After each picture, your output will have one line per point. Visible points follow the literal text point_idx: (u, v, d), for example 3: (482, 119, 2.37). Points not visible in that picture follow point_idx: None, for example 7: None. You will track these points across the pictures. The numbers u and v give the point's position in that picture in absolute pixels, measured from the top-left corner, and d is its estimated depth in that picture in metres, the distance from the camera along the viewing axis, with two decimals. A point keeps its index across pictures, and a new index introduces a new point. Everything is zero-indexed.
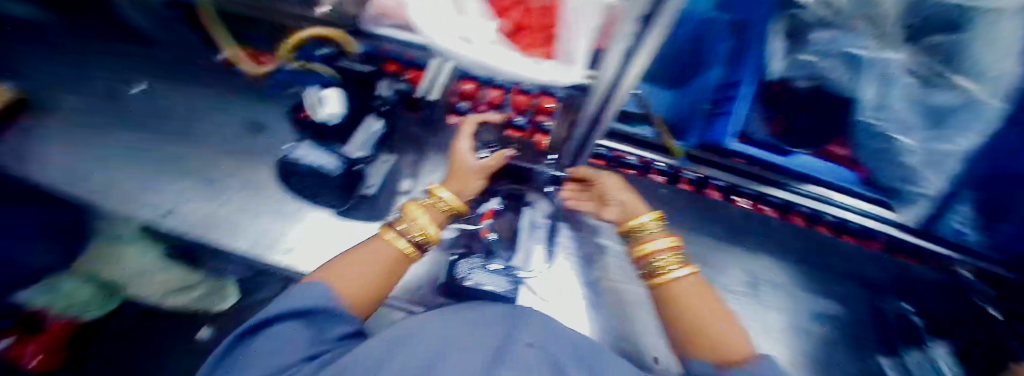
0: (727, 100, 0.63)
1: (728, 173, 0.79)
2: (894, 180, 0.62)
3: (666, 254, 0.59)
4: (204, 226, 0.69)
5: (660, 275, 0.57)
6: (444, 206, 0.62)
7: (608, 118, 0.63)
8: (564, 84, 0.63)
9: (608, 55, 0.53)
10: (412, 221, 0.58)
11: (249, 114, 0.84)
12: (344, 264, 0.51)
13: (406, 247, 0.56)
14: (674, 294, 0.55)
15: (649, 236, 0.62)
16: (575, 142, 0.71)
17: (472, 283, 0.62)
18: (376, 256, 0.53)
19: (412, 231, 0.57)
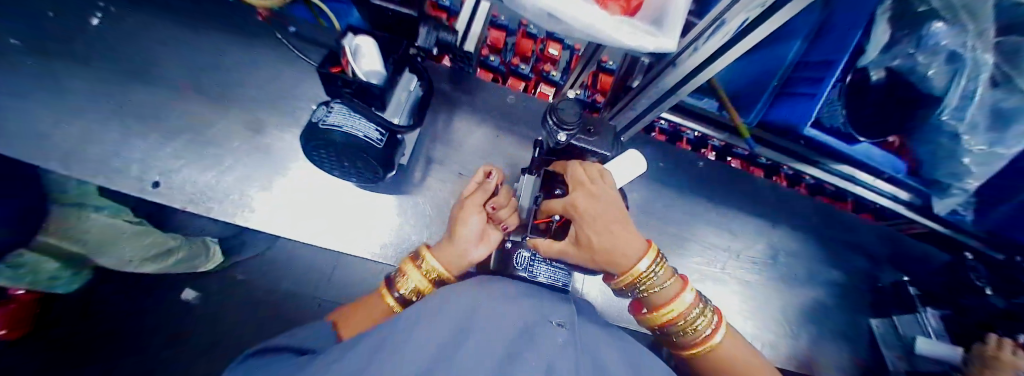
0: (806, 81, 0.65)
1: (772, 150, 0.83)
2: (943, 172, 0.66)
3: (696, 310, 0.47)
4: (204, 197, 0.59)
5: (696, 337, 0.47)
6: (431, 274, 0.49)
7: (682, 95, 0.58)
8: (648, 50, 0.49)
9: (718, 27, 0.43)
10: (409, 280, 0.49)
11: (238, 58, 0.70)
12: (352, 313, 0.49)
13: (393, 302, 0.50)
14: (726, 357, 0.47)
15: (667, 292, 0.47)
16: (636, 113, 0.69)
17: (527, 274, 0.49)
18: (372, 308, 0.49)
19: (402, 288, 0.50)
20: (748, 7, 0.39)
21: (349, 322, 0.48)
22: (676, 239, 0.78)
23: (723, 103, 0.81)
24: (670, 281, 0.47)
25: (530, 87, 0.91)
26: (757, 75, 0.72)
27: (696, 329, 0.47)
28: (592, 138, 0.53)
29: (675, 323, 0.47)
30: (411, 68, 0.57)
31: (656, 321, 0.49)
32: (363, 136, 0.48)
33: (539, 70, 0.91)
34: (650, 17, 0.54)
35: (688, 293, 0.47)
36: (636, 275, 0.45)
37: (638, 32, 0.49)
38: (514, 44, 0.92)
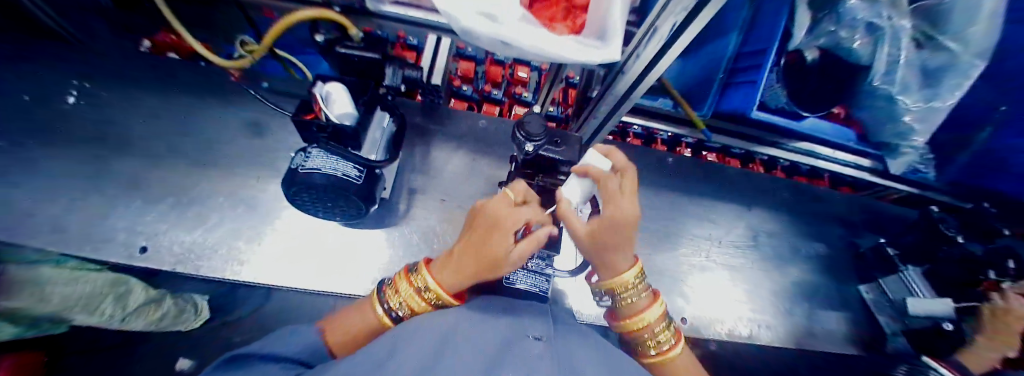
0: (750, 70, 0.70)
1: (733, 138, 0.87)
2: (888, 134, 0.71)
3: (659, 325, 0.49)
4: (193, 257, 0.60)
5: (653, 351, 0.48)
6: (427, 299, 0.42)
7: (637, 98, 0.62)
8: (592, 61, 0.52)
9: (652, 32, 0.48)
10: (400, 296, 0.43)
11: (216, 117, 0.73)
12: (340, 317, 0.44)
13: (382, 314, 0.44)
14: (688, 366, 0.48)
15: (637, 303, 0.50)
16: (599, 120, 0.73)
17: (507, 282, 0.52)
18: (359, 315, 0.44)
19: (396, 304, 0.43)
20: (672, 13, 0.43)
21: (337, 323, 0.43)
22: (659, 234, 0.80)
23: (676, 100, 0.83)
24: (638, 296, 0.50)
25: (505, 109, 0.94)
26: (704, 70, 0.77)
27: (655, 343, 0.48)
28: (560, 148, 0.56)
29: (642, 335, 0.49)
30: (383, 106, 0.61)
31: (625, 330, 0.51)
32: (342, 175, 0.51)
33: (511, 93, 0.95)
34: (594, 31, 0.59)
35: (656, 307, 0.49)
36: (618, 283, 0.48)
37: (584, 46, 0.54)
38: (485, 72, 0.93)
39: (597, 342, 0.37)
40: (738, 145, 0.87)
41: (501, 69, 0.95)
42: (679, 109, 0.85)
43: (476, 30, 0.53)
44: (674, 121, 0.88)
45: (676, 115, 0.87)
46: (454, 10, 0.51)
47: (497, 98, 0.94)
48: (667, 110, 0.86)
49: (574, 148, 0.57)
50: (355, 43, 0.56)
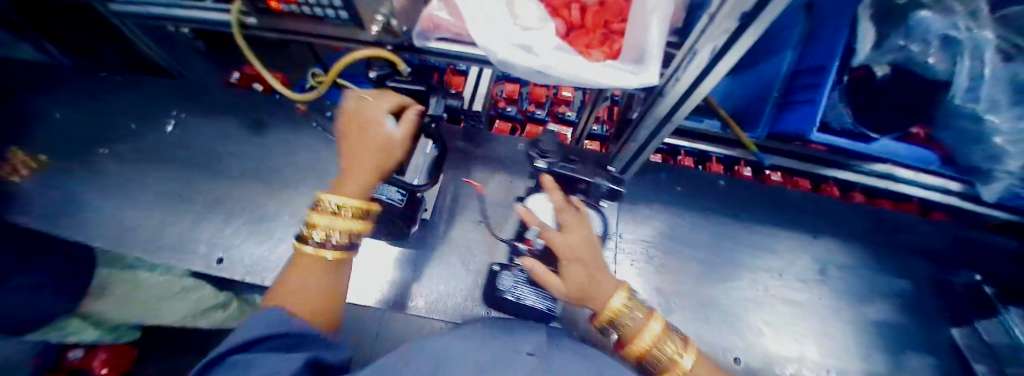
0: (807, 89, 0.66)
1: (791, 160, 0.82)
2: (978, 156, 0.62)
3: (667, 339, 0.39)
4: (261, 268, 0.67)
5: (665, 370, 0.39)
6: (349, 214, 0.43)
7: (678, 120, 0.59)
8: (631, 87, 0.51)
9: (693, 58, 0.46)
10: (320, 228, 0.42)
11: (284, 142, 0.82)
12: (283, 279, 0.40)
13: (332, 253, 0.43)
14: None
15: (635, 323, 0.41)
16: (639, 143, 0.71)
17: (514, 298, 0.59)
18: (296, 270, 0.41)
19: (324, 237, 0.42)
20: (711, 37, 0.41)
21: (285, 284, 0.39)
22: (702, 261, 0.76)
23: (725, 121, 0.79)
24: (634, 318, 0.41)
25: (548, 129, 0.96)
26: (756, 90, 0.72)
27: (669, 358, 0.39)
28: (575, 165, 0.62)
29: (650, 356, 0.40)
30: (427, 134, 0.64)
31: (635, 355, 0.41)
32: (386, 199, 0.56)
33: (554, 112, 0.98)
34: (632, 56, 0.58)
35: (655, 322, 0.40)
36: (608, 313, 0.41)
37: (620, 72, 0.53)
38: (529, 92, 0.97)
39: (600, 366, 0.30)
40: (797, 167, 0.82)
41: (546, 90, 0.97)
42: (728, 130, 0.80)
43: (512, 61, 0.54)
44: (718, 142, 0.84)
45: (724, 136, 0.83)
46: (490, 45, 0.54)
47: (540, 118, 0.97)
48: (714, 131, 0.82)
49: (589, 166, 0.63)
50: (404, 78, 0.61)
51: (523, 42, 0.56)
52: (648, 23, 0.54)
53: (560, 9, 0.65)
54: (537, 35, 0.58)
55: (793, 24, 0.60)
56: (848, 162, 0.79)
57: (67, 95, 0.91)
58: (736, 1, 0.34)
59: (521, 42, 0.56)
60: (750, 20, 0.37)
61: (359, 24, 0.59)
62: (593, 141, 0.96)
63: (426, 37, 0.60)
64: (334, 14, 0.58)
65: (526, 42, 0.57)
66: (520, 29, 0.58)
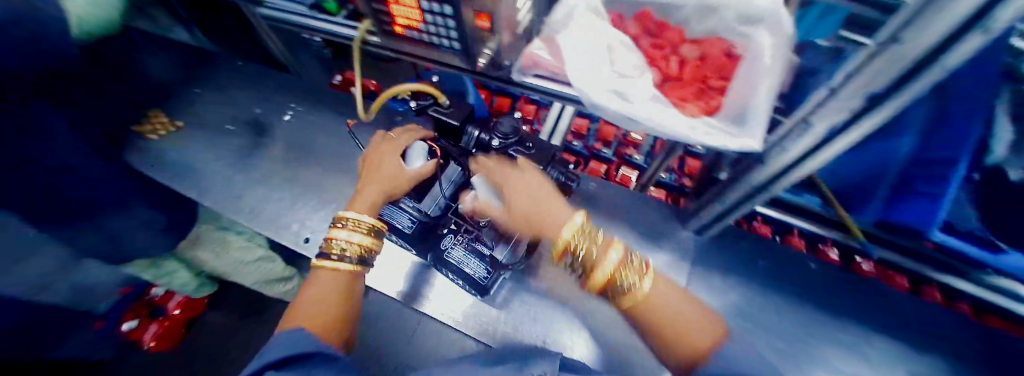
0: (923, 182, 0.60)
1: (890, 251, 0.75)
2: None
3: (622, 262, 0.47)
4: None
5: (627, 292, 0.46)
6: (364, 227, 0.59)
7: (776, 192, 0.58)
8: (733, 147, 0.52)
9: (812, 128, 0.47)
10: (342, 240, 0.58)
11: None
12: (302, 301, 0.51)
13: (348, 266, 0.56)
14: (661, 315, 0.44)
15: (592, 252, 0.49)
16: (723, 206, 0.70)
17: (453, 260, 0.76)
18: (320, 288, 0.53)
19: (342, 248, 0.57)
20: (834, 112, 0.44)
21: (306, 295, 0.52)
22: (782, 349, 0.72)
23: (827, 198, 0.75)
24: (584, 235, 0.50)
25: (612, 169, 0.96)
26: (864, 172, 0.69)
27: (625, 280, 0.46)
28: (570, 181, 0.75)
29: (607, 281, 0.47)
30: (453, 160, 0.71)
31: (596, 287, 0.49)
32: None
33: (622, 153, 0.98)
34: (732, 118, 0.57)
35: (613, 250, 0.48)
36: (564, 242, 0.51)
37: (721, 133, 0.54)
38: (597, 129, 0.99)
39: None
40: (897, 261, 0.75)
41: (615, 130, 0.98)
42: (829, 209, 0.76)
43: (606, 106, 0.56)
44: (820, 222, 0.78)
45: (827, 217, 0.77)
46: (587, 89, 0.56)
47: (606, 156, 0.98)
48: (813, 209, 0.78)
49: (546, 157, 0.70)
50: (445, 108, 0.68)
51: (620, 89, 0.59)
52: (755, 87, 0.54)
53: (657, 60, 0.64)
54: (632, 84, 0.59)
55: (916, 112, 0.57)
56: (967, 269, 0.70)
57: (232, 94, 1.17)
58: (871, 75, 0.38)
59: (615, 88, 0.58)
60: (881, 101, 0.39)
61: (466, 57, 0.65)
62: (659, 189, 0.94)
63: (524, 73, 0.66)
64: (447, 43, 0.64)
65: (626, 90, 0.59)
66: (617, 76, 0.61)
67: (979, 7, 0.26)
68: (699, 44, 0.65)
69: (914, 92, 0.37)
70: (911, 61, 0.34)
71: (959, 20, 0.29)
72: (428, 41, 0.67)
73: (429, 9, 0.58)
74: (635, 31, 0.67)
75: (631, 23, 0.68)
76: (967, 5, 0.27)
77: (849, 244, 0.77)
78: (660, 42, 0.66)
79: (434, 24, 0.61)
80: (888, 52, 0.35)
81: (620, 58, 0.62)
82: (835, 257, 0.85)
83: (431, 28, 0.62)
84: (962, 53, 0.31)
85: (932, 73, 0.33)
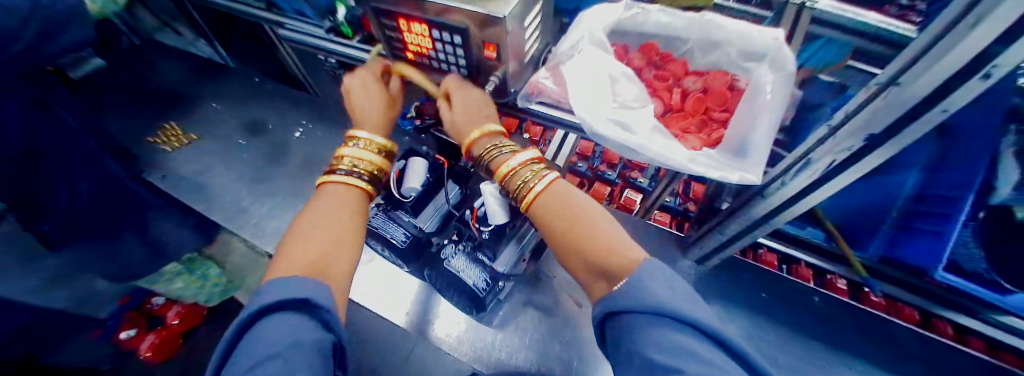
0: (926, 219, 0.60)
1: (901, 289, 0.74)
2: None
3: (528, 167, 0.53)
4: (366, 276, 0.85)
5: (526, 193, 0.51)
6: (369, 145, 0.59)
7: (777, 224, 0.60)
8: (730, 180, 0.53)
9: (813, 164, 0.48)
10: (347, 161, 0.57)
11: None
12: (309, 222, 0.49)
13: (363, 183, 0.57)
14: (563, 205, 0.49)
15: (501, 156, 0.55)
16: (726, 236, 0.71)
17: (454, 268, 0.78)
18: (331, 201, 0.53)
19: (352, 166, 0.57)
20: (835, 150, 0.45)
21: (317, 211, 0.51)
22: None
23: (832, 234, 0.75)
24: (489, 142, 0.57)
25: (616, 192, 0.93)
26: (867, 209, 0.67)
27: (525, 182, 0.51)
28: None
29: (508, 178, 0.53)
30: (454, 177, 0.79)
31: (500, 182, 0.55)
32: None
33: (626, 177, 0.92)
34: (734, 151, 0.58)
35: (518, 155, 0.54)
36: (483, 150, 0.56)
37: (722, 165, 0.55)
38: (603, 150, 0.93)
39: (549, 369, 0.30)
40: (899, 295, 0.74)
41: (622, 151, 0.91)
42: (834, 243, 0.77)
43: (607, 136, 0.58)
44: (819, 253, 0.81)
45: (830, 250, 0.79)
46: (588, 118, 0.58)
47: (609, 179, 0.93)
48: (815, 241, 0.79)
49: None
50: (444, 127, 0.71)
51: (621, 118, 0.60)
52: (756, 121, 0.55)
53: (659, 90, 0.66)
54: (634, 114, 0.61)
55: (915, 154, 0.53)
56: (976, 307, 0.67)
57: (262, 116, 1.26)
58: (871, 116, 0.40)
59: (616, 117, 0.60)
60: (879, 143, 0.41)
61: (476, 82, 0.69)
62: (664, 212, 0.95)
63: (529, 99, 0.68)
64: (457, 70, 0.68)
65: (628, 120, 0.60)
66: (618, 105, 0.62)
67: (977, 55, 0.29)
68: (701, 76, 0.67)
69: (914, 135, 0.38)
70: (909, 105, 0.36)
71: (954, 69, 0.31)
72: (438, 66, 0.70)
73: (440, 38, 0.62)
74: (639, 61, 0.68)
75: (635, 55, 0.69)
76: (964, 56, 0.29)
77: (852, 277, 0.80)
78: (663, 73, 0.67)
79: (444, 51, 0.65)
80: (889, 96, 0.37)
81: (623, 87, 0.63)
82: (845, 288, 0.83)
83: (440, 55, 0.66)
84: (961, 99, 0.32)
85: (933, 115, 0.35)
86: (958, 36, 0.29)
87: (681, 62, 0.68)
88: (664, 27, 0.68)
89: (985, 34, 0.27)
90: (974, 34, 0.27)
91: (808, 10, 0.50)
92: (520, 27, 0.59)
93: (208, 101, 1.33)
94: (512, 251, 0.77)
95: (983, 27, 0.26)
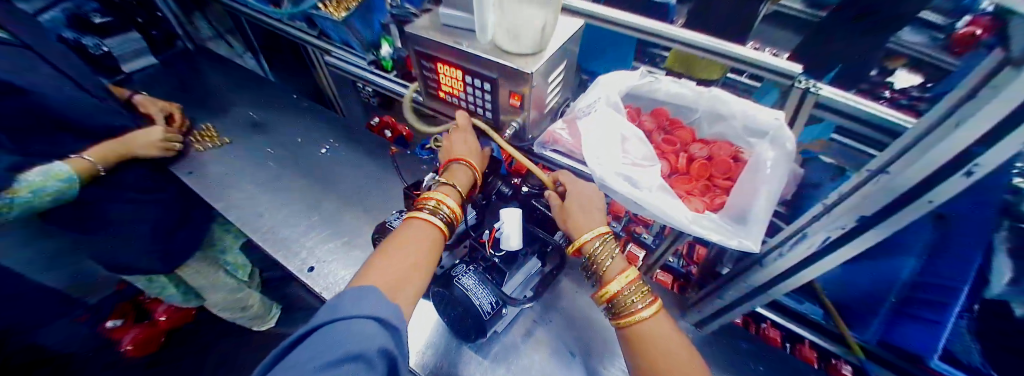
0: (921, 307, 0.62)
1: None
2: None
3: (633, 287, 0.59)
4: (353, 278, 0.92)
5: (631, 315, 0.58)
6: (455, 186, 0.66)
7: (775, 294, 0.61)
8: (731, 244, 0.56)
9: (807, 238, 0.51)
10: (437, 200, 0.63)
11: None
12: (394, 243, 0.58)
13: (441, 222, 0.62)
14: (650, 333, 0.57)
15: (612, 269, 0.62)
16: (724, 302, 0.72)
17: (462, 288, 0.66)
18: (417, 234, 0.60)
19: (440, 209, 0.63)
20: (829, 226, 0.48)
21: (400, 244, 0.57)
22: None
23: (830, 312, 0.75)
24: (602, 244, 0.63)
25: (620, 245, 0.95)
26: (864, 287, 0.68)
27: (632, 302, 0.58)
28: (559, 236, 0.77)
29: (616, 299, 0.60)
30: (473, 205, 0.75)
31: (604, 298, 0.61)
32: (477, 304, 0.65)
33: (630, 231, 0.95)
34: (734, 217, 0.61)
35: (627, 275, 0.61)
36: (580, 243, 0.64)
37: (724, 229, 0.58)
38: (608, 202, 0.94)
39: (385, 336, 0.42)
40: None
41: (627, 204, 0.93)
42: (832, 323, 0.76)
43: (615, 187, 0.62)
44: (822, 330, 0.78)
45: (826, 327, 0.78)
46: (598, 165, 0.63)
47: (614, 230, 0.96)
48: (814, 318, 0.78)
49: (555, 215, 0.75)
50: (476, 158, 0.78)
51: (629, 173, 0.64)
52: (757, 191, 0.59)
53: (667, 153, 0.71)
54: (642, 171, 0.65)
55: (915, 236, 0.57)
56: None
57: (290, 127, 1.36)
58: (861, 200, 0.43)
59: (625, 172, 0.64)
60: (870, 224, 0.44)
61: (497, 124, 0.74)
62: (667, 272, 0.96)
63: (545, 146, 0.74)
64: (481, 112, 0.74)
65: (634, 175, 0.64)
66: (627, 162, 0.66)
67: (961, 152, 0.33)
68: (706, 144, 0.72)
69: (901, 221, 0.42)
70: (900, 191, 0.40)
71: (946, 159, 0.35)
72: (464, 107, 0.76)
73: (471, 84, 0.69)
74: (651, 125, 0.74)
75: (647, 118, 0.75)
76: (951, 149, 0.34)
77: (854, 361, 0.77)
78: (672, 138, 0.72)
79: (473, 94, 0.71)
80: (878, 182, 0.41)
81: (633, 146, 0.67)
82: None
83: (470, 97, 0.72)
84: (949, 189, 0.36)
85: (921, 204, 0.39)
86: (942, 134, 0.34)
87: (689, 130, 0.73)
88: (673, 96, 0.74)
89: (968, 133, 0.32)
90: (960, 131, 0.32)
91: (812, 94, 0.56)
92: (544, 82, 0.66)
93: (245, 109, 1.42)
94: (522, 276, 0.74)
95: (969, 124, 0.31)
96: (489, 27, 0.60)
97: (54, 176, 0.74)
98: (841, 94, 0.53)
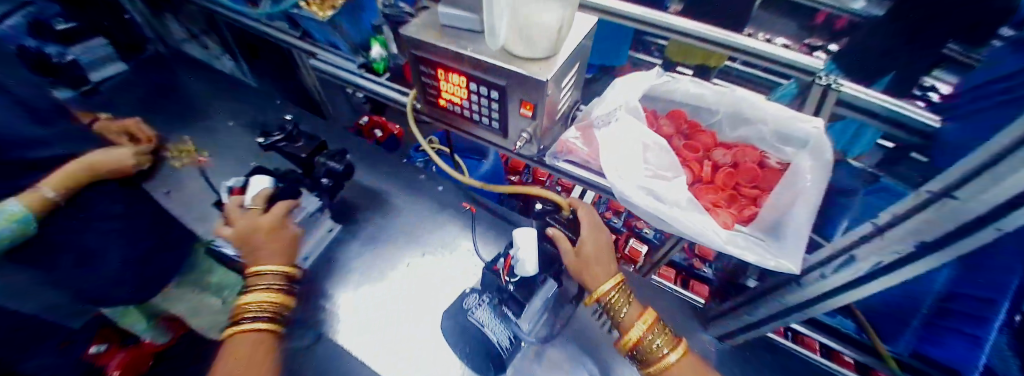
0: (959, 321, 0.59)
1: None
2: None
3: (654, 334, 0.57)
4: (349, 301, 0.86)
5: (657, 360, 0.57)
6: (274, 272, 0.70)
7: (814, 313, 0.58)
8: (771, 265, 0.52)
9: (849, 263, 0.48)
10: (253, 302, 0.66)
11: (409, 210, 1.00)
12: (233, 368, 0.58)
13: (263, 309, 0.66)
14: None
15: (628, 316, 0.60)
16: (752, 317, 0.69)
17: (479, 324, 0.64)
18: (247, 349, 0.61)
19: (256, 306, 0.65)
20: (880, 251, 0.44)
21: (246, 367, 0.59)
22: None
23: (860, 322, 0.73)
24: (620, 292, 0.61)
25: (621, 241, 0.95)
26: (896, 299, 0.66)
27: (655, 350, 0.57)
28: None
29: (636, 346, 0.58)
30: None
31: (624, 344, 0.59)
32: (497, 341, 0.63)
33: (632, 227, 0.96)
34: (767, 232, 0.58)
35: (646, 320, 0.58)
36: (598, 292, 0.61)
37: (758, 247, 0.54)
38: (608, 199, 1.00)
39: None
40: None
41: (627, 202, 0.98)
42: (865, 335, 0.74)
43: (637, 202, 0.57)
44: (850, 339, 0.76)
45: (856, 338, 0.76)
46: (617, 177, 0.58)
47: (615, 227, 0.98)
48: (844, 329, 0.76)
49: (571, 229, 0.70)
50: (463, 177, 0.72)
51: (650, 186, 0.59)
52: (793, 201, 0.55)
53: (688, 159, 0.66)
54: (666, 183, 0.60)
55: None
56: None
57: None
58: (918, 225, 0.39)
59: (646, 184, 0.59)
60: (925, 251, 0.40)
61: (505, 134, 0.68)
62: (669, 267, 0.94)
63: (557, 157, 0.68)
64: (488, 122, 0.68)
65: (657, 188, 0.59)
66: (650, 174, 0.61)
67: None
68: (729, 149, 0.67)
69: (963, 249, 0.37)
70: (964, 219, 0.35)
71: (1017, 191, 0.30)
72: (469, 117, 0.70)
73: (476, 91, 0.63)
74: (669, 129, 0.69)
75: (664, 121, 0.70)
76: None
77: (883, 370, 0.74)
78: (692, 144, 0.68)
79: (478, 103, 0.65)
80: (942, 208, 0.36)
81: (654, 155, 0.62)
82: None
83: (474, 107, 0.66)
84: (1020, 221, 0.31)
85: (988, 232, 0.34)
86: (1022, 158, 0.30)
87: (710, 133, 0.68)
88: (693, 97, 0.69)
89: None
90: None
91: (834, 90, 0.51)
92: (556, 89, 0.60)
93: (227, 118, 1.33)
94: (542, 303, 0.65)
95: None
96: (501, 33, 0.53)
97: (8, 219, 0.56)
98: (861, 90, 0.51)
